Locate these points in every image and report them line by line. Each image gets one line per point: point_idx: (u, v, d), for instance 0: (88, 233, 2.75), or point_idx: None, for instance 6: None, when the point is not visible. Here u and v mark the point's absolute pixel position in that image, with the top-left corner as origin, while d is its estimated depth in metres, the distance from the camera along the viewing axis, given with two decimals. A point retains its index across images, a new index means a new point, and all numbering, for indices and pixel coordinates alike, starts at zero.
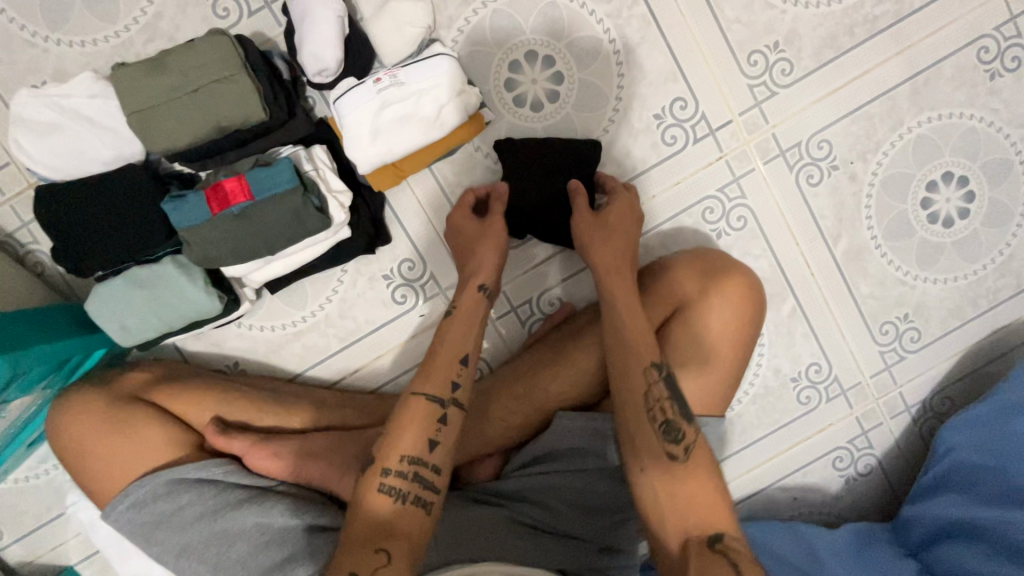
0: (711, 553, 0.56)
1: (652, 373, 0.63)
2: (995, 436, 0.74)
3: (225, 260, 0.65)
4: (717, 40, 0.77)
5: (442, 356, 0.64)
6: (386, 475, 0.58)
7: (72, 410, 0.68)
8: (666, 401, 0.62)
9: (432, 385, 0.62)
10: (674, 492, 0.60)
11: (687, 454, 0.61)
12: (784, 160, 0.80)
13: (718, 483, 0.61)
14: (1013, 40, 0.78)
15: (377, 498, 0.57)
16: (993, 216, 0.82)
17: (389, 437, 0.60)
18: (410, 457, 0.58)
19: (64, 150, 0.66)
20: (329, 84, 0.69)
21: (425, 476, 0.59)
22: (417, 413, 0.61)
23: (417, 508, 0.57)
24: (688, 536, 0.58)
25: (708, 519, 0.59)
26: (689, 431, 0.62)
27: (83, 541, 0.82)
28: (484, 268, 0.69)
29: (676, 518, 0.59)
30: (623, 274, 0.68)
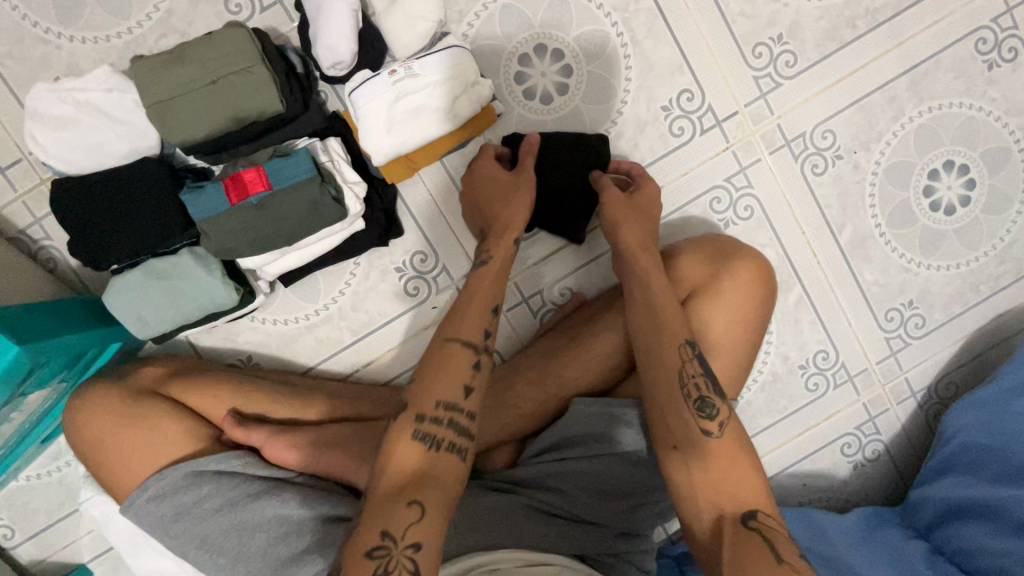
0: (745, 530, 0.58)
1: (686, 351, 0.65)
2: (1001, 417, 0.75)
3: (242, 251, 0.66)
4: (722, 33, 0.79)
5: (473, 305, 0.64)
6: (422, 421, 0.57)
7: (89, 403, 0.68)
8: (701, 378, 0.65)
9: (467, 332, 0.63)
10: (709, 470, 0.61)
11: (721, 431, 0.63)
12: (789, 150, 0.81)
13: (752, 460, 0.62)
14: (1010, 31, 0.80)
15: (411, 445, 0.57)
16: (993, 204, 0.83)
17: (423, 382, 0.60)
18: (446, 403, 0.59)
19: (80, 144, 0.66)
20: (343, 77, 0.70)
21: (459, 422, 0.59)
22: (452, 359, 0.61)
23: (452, 455, 0.58)
24: (723, 513, 0.60)
25: (742, 496, 0.60)
26: (723, 409, 0.64)
27: (96, 538, 0.81)
28: (516, 219, 0.69)
29: (710, 495, 0.60)
30: (650, 256, 0.70)
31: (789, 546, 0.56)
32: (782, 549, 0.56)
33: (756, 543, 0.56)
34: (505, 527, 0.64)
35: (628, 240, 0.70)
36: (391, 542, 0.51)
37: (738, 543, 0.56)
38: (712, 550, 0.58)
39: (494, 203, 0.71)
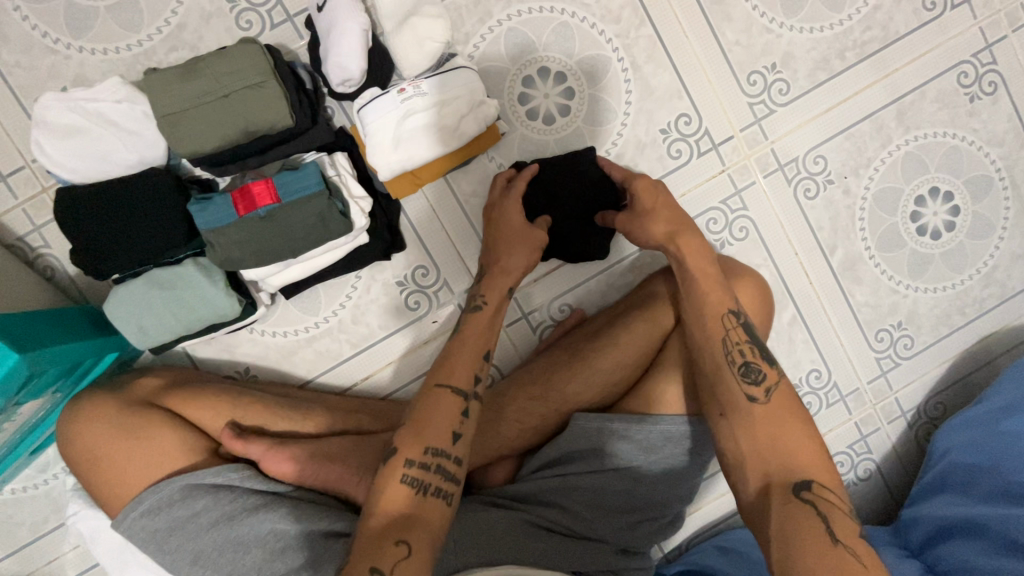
0: (796, 500, 0.58)
1: (729, 319, 0.68)
2: (990, 435, 0.77)
3: (247, 262, 0.66)
4: (719, 61, 0.82)
5: (465, 351, 0.66)
6: (410, 465, 0.58)
7: (86, 414, 0.67)
8: (745, 345, 0.67)
9: (458, 377, 0.64)
10: (758, 436, 0.62)
11: (767, 397, 0.64)
12: (783, 174, 0.84)
13: (807, 428, 0.63)
14: (989, 66, 0.84)
15: (398, 489, 0.57)
16: (978, 229, 0.86)
17: (412, 427, 0.61)
18: (434, 448, 0.59)
19: (87, 153, 0.66)
20: (352, 94, 0.71)
21: (447, 468, 0.59)
22: (438, 403, 0.62)
23: (438, 500, 0.58)
24: (776, 482, 0.60)
25: (796, 466, 0.60)
26: (770, 373, 0.65)
27: (81, 554, 0.79)
28: (515, 270, 0.71)
29: (759, 459, 0.62)
30: (692, 233, 0.71)
31: (846, 522, 0.57)
32: (837, 524, 0.56)
33: (807, 514, 0.57)
34: (504, 544, 0.64)
35: (664, 220, 0.71)
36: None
37: (788, 512, 0.57)
38: (760, 515, 0.60)
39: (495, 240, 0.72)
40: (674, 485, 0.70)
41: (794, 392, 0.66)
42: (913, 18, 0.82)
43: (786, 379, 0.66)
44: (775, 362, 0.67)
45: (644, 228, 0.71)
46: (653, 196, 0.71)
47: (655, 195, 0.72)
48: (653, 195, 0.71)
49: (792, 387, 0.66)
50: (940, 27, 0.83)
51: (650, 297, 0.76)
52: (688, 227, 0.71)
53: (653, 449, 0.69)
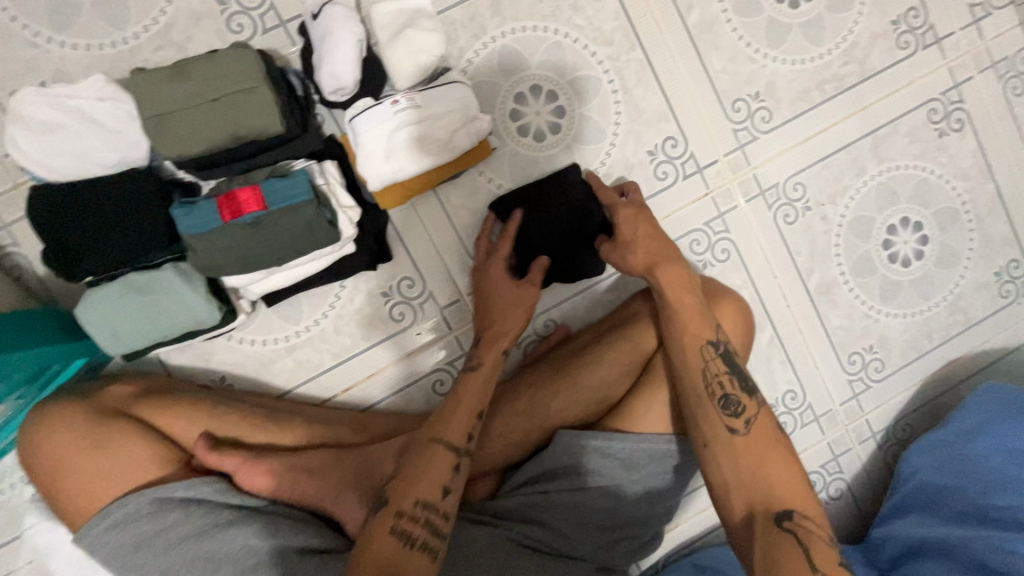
0: (777, 529, 0.60)
1: (709, 351, 0.69)
2: (955, 459, 0.80)
3: (230, 268, 0.65)
4: (706, 87, 0.84)
5: (461, 405, 0.67)
6: (400, 517, 0.58)
7: (51, 422, 0.65)
8: (723, 376, 0.68)
9: (452, 433, 0.64)
10: (739, 468, 0.64)
11: (747, 428, 0.66)
12: (764, 199, 0.86)
13: (786, 458, 0.65)
14: (957, 104, 0.88)
15: (385, 542, 0.57)
16: (945, 258, 0.90)
17: (404, 480, 0.61)
18: (424, 502, 0.60)
19: (65, 151, 0.64)
20: (343, 103, 0.71)
21: (435, 523, 0.59)
22: (429, 458, 0.62)
23: (424, 554, 0.57)
24: (758, 512, 0.62)
25: (778, 496, 0.62)
26: (750, 405, 0.67)
27: (36, 570, 0.75)
28: (511, 329, 0.73)
29: (743, 490, 0.63)
30: (673, 262, 0.72)
31: (827, 550, 0.58)
32: (817, 553, 0.58)
33: (789, 544, 0.58)
34: (482, 564, 0.64)
35: (645, 249, 0.72)
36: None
37: (770, 542, 0.59)
38: (745, 543, 0.61)
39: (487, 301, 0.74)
40: (654, 504, 0.70)
41: (774, 421, 0.68)
42: (888, 55, 0.86)
43: (766, 408, 0.68)
44: (755, 391, 0.68)
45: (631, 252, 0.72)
46: (639, 225, 0.72)
47: (636, 228, 0.72)
48: (640, 225, 0.72)
49: (772, 416, 0.68)
50: (913, 65, 0.87)
51: (636, 316, 0.77)
52: (671, 257, 0.72)
53: (635, 467, 0.70)
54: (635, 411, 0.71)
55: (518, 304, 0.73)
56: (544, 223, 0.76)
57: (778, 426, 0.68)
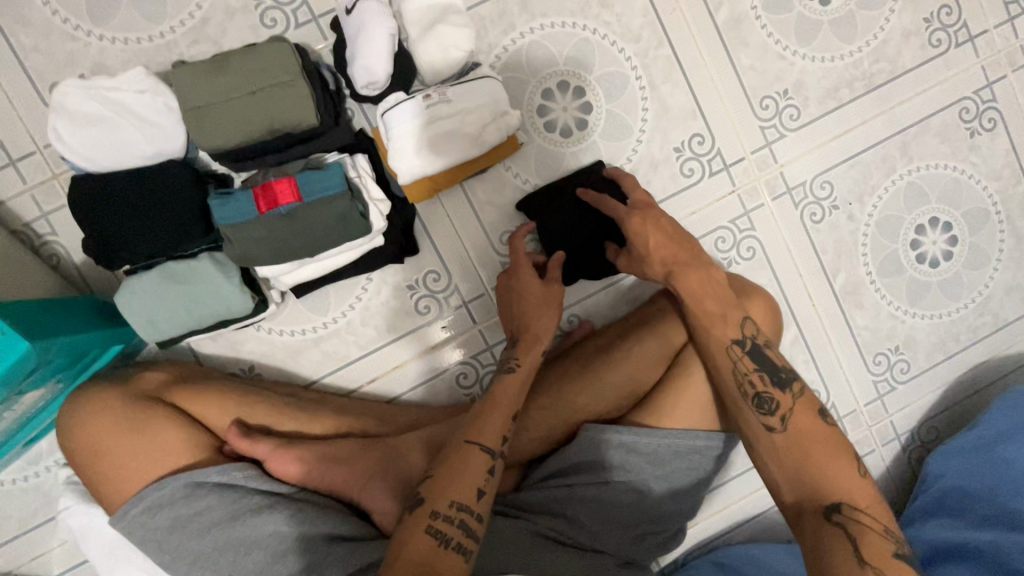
0: (826, 523, 0.60)
1: (735, 350, 0.68)
2: (984, 462, 0.79)
3: (265, 259, 0.66)
4: (734, 84, 0.84)
5: (495, 407, 0.67)
6: (434, 517, 0.58)
7: (89, 406, 0.66)
8: (754, 374, 0.67)
9: (487, 435, 0.65)
10: (784, 465, 0.64)
11: (785, 424, 0.65)
12: (791, 197, 0.86)
13: (832, 448, 0.64)
14: (990, 103, 0.87)
15: (421, 541, 0.57)
16: (974, 259, 0.89)
17: (439, 480, 0.61)
18: (459, 503, 0.60)
19: (105, 142, 0.66)
20: (375, 97, 0.72)
21: (469, 525, 0.59)
22: (464, 460, 0.63)
23: (458, 555, 0.57)
24: (806, 507, 0.62)
25: (825, 489, 0.61)
26: (784, 399, 0.66)
27: (69, 551, 0.77)
28: (545, 331, 0.73)
29: (791, 485, 0.63)
30: (696, 267, 0.71)
31: (880, 543, 0.57)
32: (869, 547, 0.57)
33: (838, 538, 0.58)
34: (505, 554, 0.64)
35: (661, 256, 0.71)
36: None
37: (818, 537, 0.59)
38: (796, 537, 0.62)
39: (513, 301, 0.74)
40: (679, 500, 0.71)
41: (816, 410, 0.66)
42: (920, 54, 0.85)
43: (804, 399, 0.67)
44: (788, 384, 0.67)
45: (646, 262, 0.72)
46: (650, 235, 0.71)
47: (653, 236, 0.71)
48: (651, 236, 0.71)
49: (814, 405, 0.67)
50: (945, 63, 0.86)
51: (660, 312, 0.77)
52: (693, 262, 0.71)
53: (661, 462, 0.70)
54: (660, 406, 0.71)
55: (550, 304, 0.74)
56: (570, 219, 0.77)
57: (823, 413, 0.66)
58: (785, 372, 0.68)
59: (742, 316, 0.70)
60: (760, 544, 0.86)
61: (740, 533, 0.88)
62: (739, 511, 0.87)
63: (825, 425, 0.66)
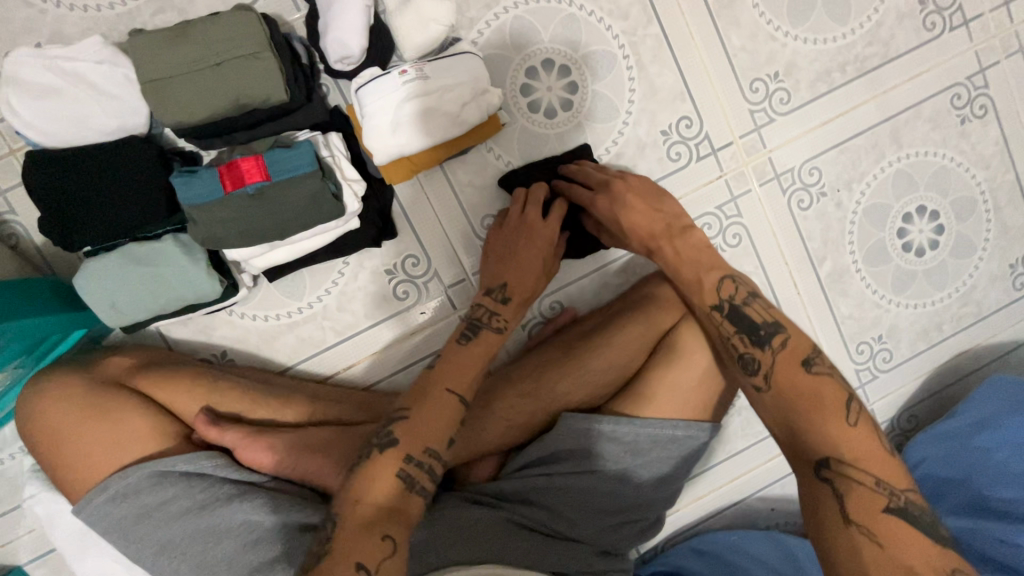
0: (815, 481, 0.56)
1: (713, 317, 0.67)
2: (961, 451, 0.79)
3: (233, 242, 0.63)
4: (723, 65, 0.81)
5: (472, 357, 0.66)
6: (407, 462, 0.58)
7: (50, 394, 0.64)
8: (736, 336, 0.65)
9: (464, 384, 0.64)
10: (773, 422, 0.61)
11: (768, 383, 0.62)
12: (778, 183, 0.84)
13: (818, 399, 0.59)
14: (982, 90, 0.85)
15: (389, 481, 0.57)
16: (960, 248, 0.88)
17: (412, 424, 0.60)
18: (432, 449, 0.59)
19: (61, 115, 0.62)
20: (350, 72, 0.68)
21: (435, 470, 0.60)
22: (442, 407, 0.62)
23: (418, 497, 0.58)
24: (796, 462, 0.59)
25: (811, 444, 0.57)
26: (765, 356, 0.63)
27: (37, 539, 0.75)
28: (529, 283, 0.71)
29: (783, 441, 0.60)
30: (670, 240, 0.69)
31: (870, 498, 0.54)
32: (856, 503, 0.54)
33: (825, 497, 0.55)
34: (482, 542, 0.64)
35: (637, 235, 0.70)
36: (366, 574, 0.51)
37: (808, 495, 0.56)
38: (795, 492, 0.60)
39: (514, 252, 0.71)
40: (659, 489, 0.70)
41: (800, 361, 0.62)
42: (913, 37, 0.83)
43: (788, 352, 0.62)
44: (769, 339, 0.63)
45: (626, 239, 0.72)
46: (628, 221, 0.69)
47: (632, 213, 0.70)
48: (630, 216, 0.70)
49: (797, 355, 0.62)
50: (939, 47, 0.84)
51: (648, 298, 0.76)
52: (667, 234, 0.69)
53: (641, 451, 0.69)
54: (642, 393, 0.71)
55: (542, 276, 0.72)
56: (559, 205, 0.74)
57: (808, 363, 0.61)
58: (765, 328, 0.64)
59: (719, 277, 0.67)
60: (739, 531, 0.86)
61: (719, 519, 0.88)
62: (719, 498, 0.87)
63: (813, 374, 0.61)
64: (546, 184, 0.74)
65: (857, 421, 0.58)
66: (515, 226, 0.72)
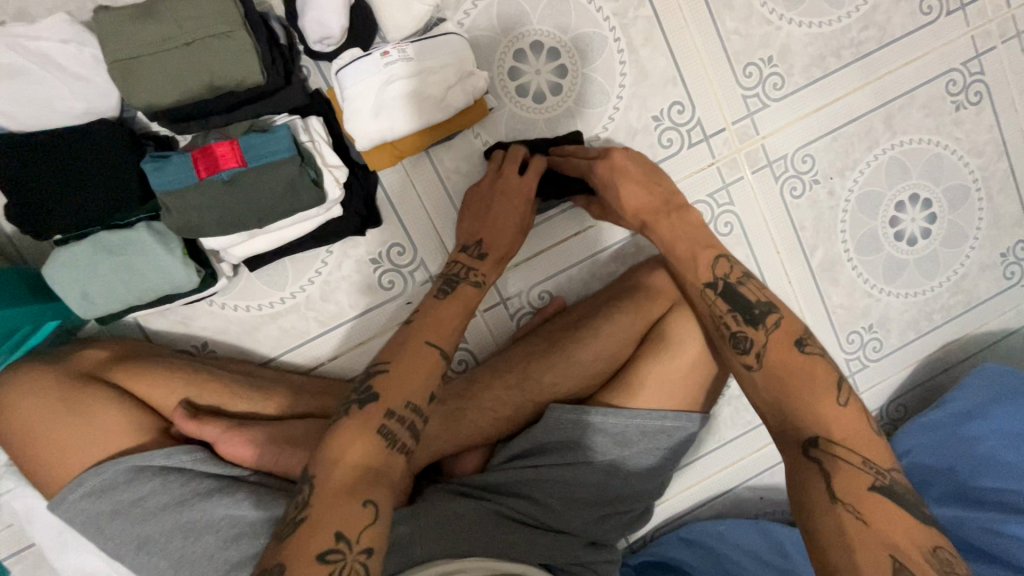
0: (803, 460, 0.55)
1: (706, 294, 0.66)
2: (948, 439, 0.79)
3: (209, 229, 0.61)
4: (716, 48, 0.79)
5: (445, 313, 0.65)
6: (389, 418, 0.56)
7: (18, 388, 0.62)
8: (729, 315, 0.64)
9: (444, 337, 0.63)
10: (765, 400, 0.60)
11: (761, 362, 0.61)
12: (771, 171, 0.83)
13: (811, 379, 0.58)
14: (977, 76, 0.84)
15: (369, 439, 0.54)
16: (951, 237, 0.88)
17: (391, 379, 0.58)
18: (413, 404, 0.58)
19: (26, 97, 0.60)
20: (330, 54, 0.66)
21: (417, 428, 0.58)
22: (420, 360, 0.60)
23: (400, 455, 0.56)
24: (783, 441, 0.58)
25: (801, 423, 0.57)
26: (758, 335, 0.62)
27: (15, 534, 0.74)
28: (502, 240, 0.71)
29: (773, 421, 0.59)
30: (668, 216, 0.69)
31: (857, 477, 0.53)
32: (844, 482, 0.53)
33: (813, 476, 0.54)
34: (467, 536, 0.63)
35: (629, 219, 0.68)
36: (345, 546, 0.48)
37: (795, 474, 0.55)
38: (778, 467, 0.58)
39: (490, 212, 0.71)
40: (646, 480, 0.70)
41: (793, 341, 0.61)
42: (909, 21, 0.82)
43: (780, 331, 0.62)
44: (762, 318, 0.63)
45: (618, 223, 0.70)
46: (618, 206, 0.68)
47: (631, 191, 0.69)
48: (628, 191, 0.68)
49: (791, 335, 0.61)
50: (935, 32, 0.82)
51: (638, 288, 0.74)
52: (665, 210, 0.69)
53: (628, 443, 0.68)
54: (631, 383, 0.70)
55: (518, 232, 0.71)
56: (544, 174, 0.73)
57: (801, 342, 0.60)
58: (760, 307, 0.63)
59: (714, 257, 0.67)
60: (727, 521, 0.86)
61: (708, 509, 0.88)
62: (707, 488, 0.87)
63: (805, 354, 0.60)
64: (520, 146, 0.72)
65: (848, 403, 0.57)
66: (490, 186, 0.71)
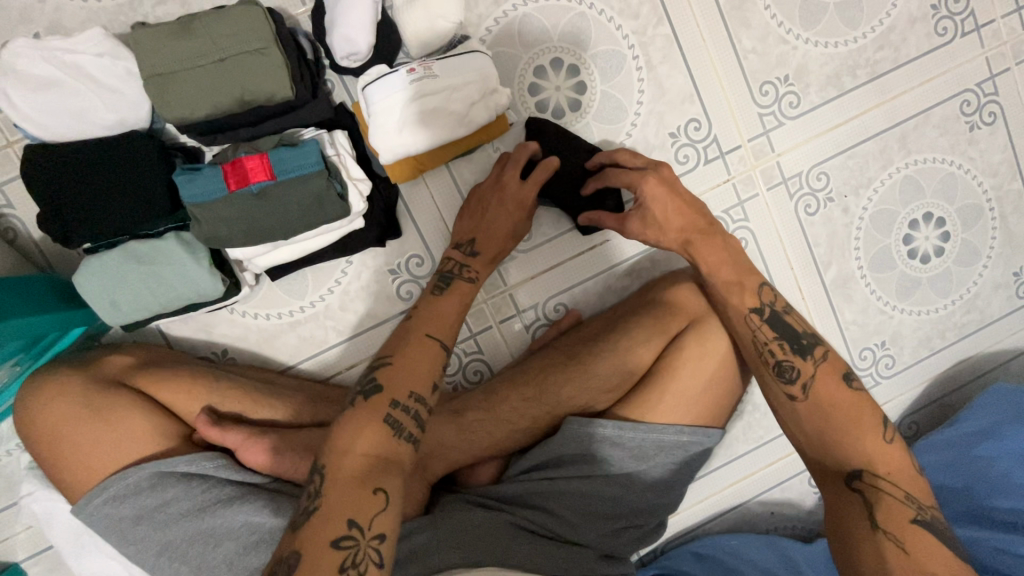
0: (846, 491, 0.58)
1: (752, 320, 0.67)
2: (964, 460, 0.79)
3: (235, 240, 0.62)
4: (734, 66, 0.80)
5: (443, 314, 0.65)
6: (394, 406, 0.56)
7: (46, 393, 0.63)
8: (774, 343, 0.65)
9: (445, 331, 0.64)
10: (803, 428, 0.62)
11: (807, 393, 0.62)
12: (785, 188, 0.84)
13: (855, 416, 0.60)
14: (991, 97, 0.85)
15: (374, 429, 0.55)
16: (965, 255, 0.88)
17: (397, 370, 0.59)
18: (417, 394, 0.58)
19: (62, 109, 0.61)
20: (356, 69, 0.67)
21: (423, 418, 0.58)
22: (423, 352, 0.61)
23: (408, 444, 0.56)
24: (824, 472, 0.61)
25: (845, 457, 0.59)
26: (805, 366, 0.63)
27: (33, 536, 0.75)
28: (499, 235, 0.71)
29: (815, 452, 0.61)
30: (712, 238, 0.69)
31: (899, 508, 0.56)
32: (885, 513, 0.56)
33: (853, 504, 0.57)
34: (483, 544, 0.64)
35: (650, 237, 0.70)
36: (358, 532, 0.49)
37: (837, 505, 0.58)
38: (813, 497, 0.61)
39: (488, 213, 0.70)
40: (661, 494, 0.70)
41: (840, 374, 0.63)
42: (925, 42, 0.83)
43: (827, 363, 0.63)
44: (810, 349, 0.64)
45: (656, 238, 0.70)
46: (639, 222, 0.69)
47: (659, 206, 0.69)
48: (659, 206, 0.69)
49: (838, 368, 0.63)
50: (950, 53, 0.83)
51: (658, 303, 0.75)
52: (683, 227, 0.69)
53: (645, 456, 0.69)
54: (649, 399, 0.70)
55: (510, 238, 0.72)
56: (551, 187, 0.73)
57: (848, 376, 0.63)
58: (806, 338, 0.65)
59: (759, 283, 0.68)
60: (738, 535, 0.86)
61: (719, 523, 0.88)
62: (718, 502, 0.87)
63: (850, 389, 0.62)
64: (529, 144, 0.71)
65: (893, 438, 0.60)
66: (493, 185, 0.71)
